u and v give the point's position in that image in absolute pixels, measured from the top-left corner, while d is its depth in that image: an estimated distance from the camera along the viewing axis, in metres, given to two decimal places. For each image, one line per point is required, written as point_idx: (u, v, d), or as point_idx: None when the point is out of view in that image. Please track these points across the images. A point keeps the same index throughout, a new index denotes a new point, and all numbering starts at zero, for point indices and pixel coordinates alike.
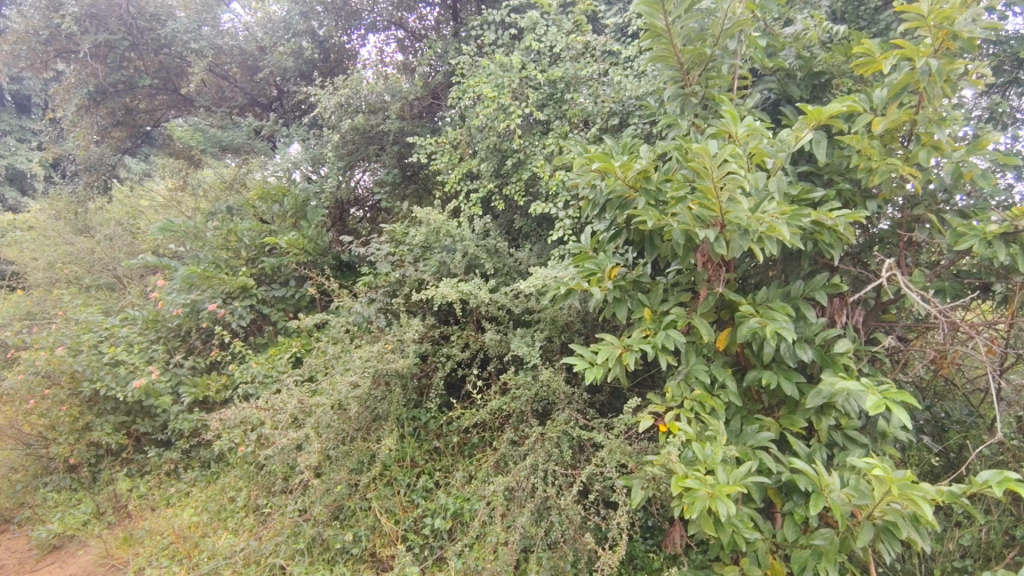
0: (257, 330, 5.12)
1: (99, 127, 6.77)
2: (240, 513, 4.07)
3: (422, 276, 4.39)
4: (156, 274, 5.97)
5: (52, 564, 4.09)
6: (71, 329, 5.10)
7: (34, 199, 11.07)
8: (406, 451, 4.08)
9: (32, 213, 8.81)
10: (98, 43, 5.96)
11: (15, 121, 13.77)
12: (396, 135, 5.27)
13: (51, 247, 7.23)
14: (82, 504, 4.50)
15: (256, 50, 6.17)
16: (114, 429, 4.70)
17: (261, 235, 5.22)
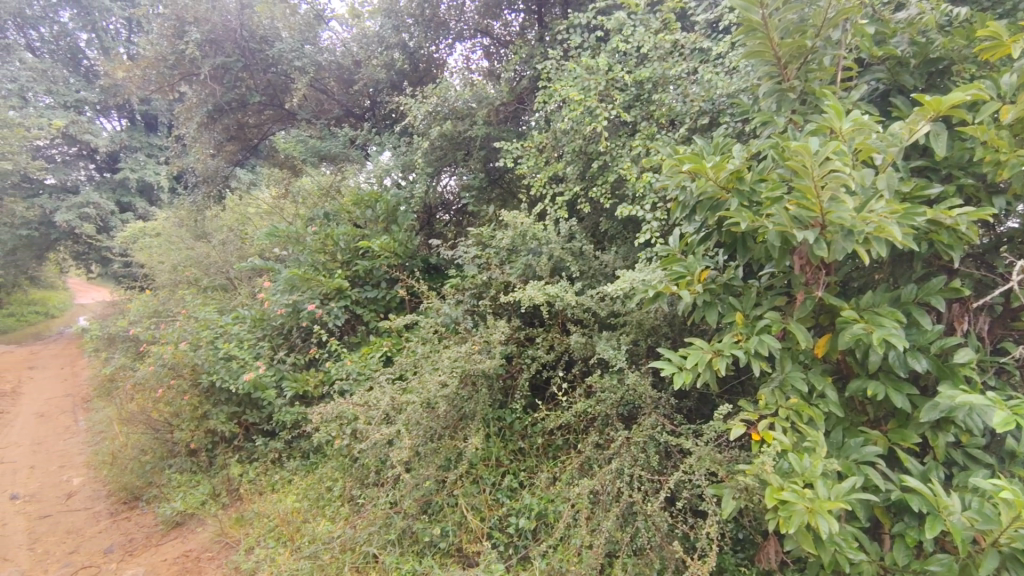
0: (351, 329, 5.40)
1: (216, 142, 7.29)
2: (337, 502, 4.32)
3: (508, 278, 4.45)
4: (263, 276, 6.44)
5: (175, 539, 4.51)
6: (192, 327, 5.62)
7: (160, 209, 12.31)
8: (492, 451, 4.16)
9: (158, 221, 9.79)
10: (216, 66, 6.52)
11: (145, 138, 15.30)
12: (483, 140, 5.36)
13: (174, 252, 8.00)
14: (200, 485, 4.93)
15: (352, 64, 6.53)
16: (227, 418, 5.10)
17: (356, 240, 5.52)
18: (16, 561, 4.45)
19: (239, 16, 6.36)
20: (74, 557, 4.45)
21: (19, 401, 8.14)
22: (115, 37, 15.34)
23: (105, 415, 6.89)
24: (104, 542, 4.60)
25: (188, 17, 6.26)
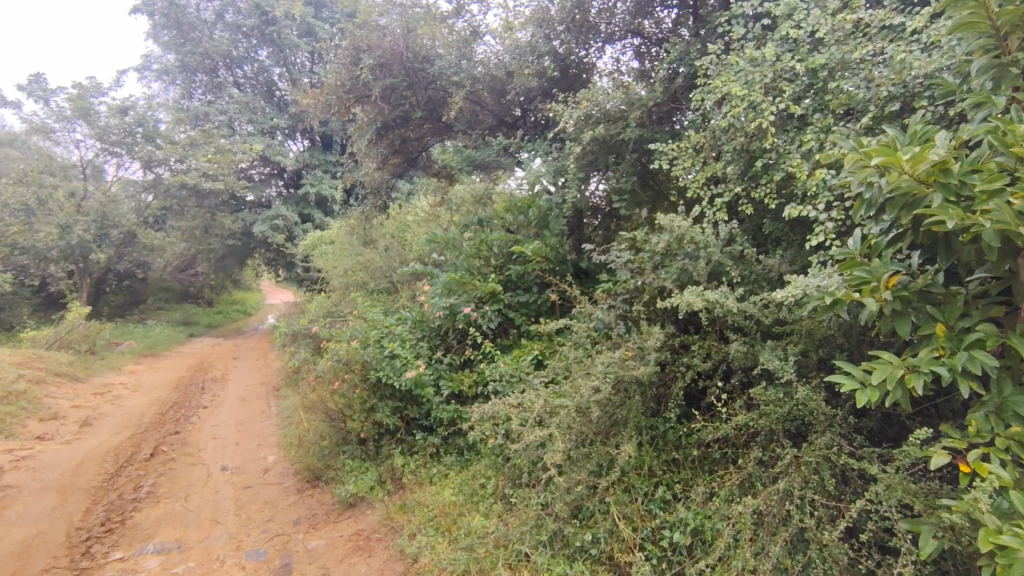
0: (503, 332, 5.62)
1: (382, 156, 7.80)
2: (490, 499, 4.49)
3: (663, 284, 4.30)
4: (422, 280, 6.89)
5: (349, 518, 4.99)
6: (364, 326, 6.18)
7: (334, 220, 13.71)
8: (644, 460, 4.03)
9: (333, 230, 10.95)
10: (385, 87, 7.10)
11: (323, 156, 17.07)
12: (637, 143, 5.23)
13: (346, 258, 8.89)
14: (369, 471, 5.41)
15: (505, 75, 6.70)
16: (391, 412, 5.51)
17: (509, 244, 5.74)
18: (225, 523, 5.06)
19: (405, 39, 6.90)
20: (269, 525, 5.02)
21: (226, 386, 9.53)
22: (301, 69, 17.38)
23: (293, 403, 7.83)
24: (293, 514, 5.20)
25: (363, 45, 6.93)
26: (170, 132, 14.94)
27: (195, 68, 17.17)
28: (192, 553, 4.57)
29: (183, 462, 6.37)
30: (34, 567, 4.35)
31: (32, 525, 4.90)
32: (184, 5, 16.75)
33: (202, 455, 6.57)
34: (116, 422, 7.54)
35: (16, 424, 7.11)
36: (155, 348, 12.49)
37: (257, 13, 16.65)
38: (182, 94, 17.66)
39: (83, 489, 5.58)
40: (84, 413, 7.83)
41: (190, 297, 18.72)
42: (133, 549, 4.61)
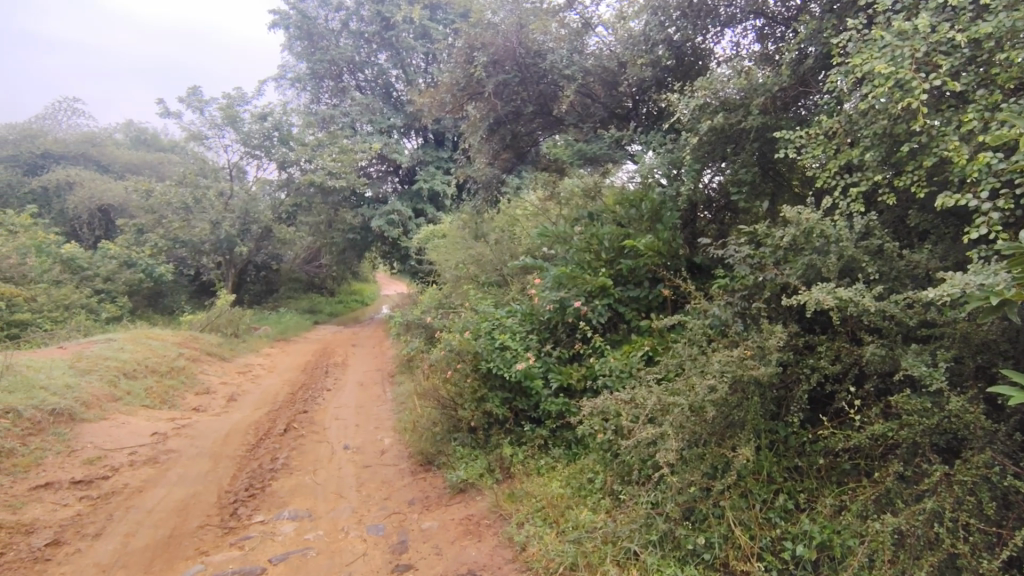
0: (612, 327, 5.58)
1: (494, 151, 7.97)
2: (598, 494, 4.47)
3: (787, 280, 4.04)
4: (532, 274, 6.97)
5: (460, 503, 5.18)
6: (475, 318, 6.37)
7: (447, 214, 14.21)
8: (763, 465, 3.79)
9: (446, 224, 11.37)
10: (498, 83, 7.23)
11: (435, 153, 17.75)
12: (759, 132, 4.95)
13: (459, 251, 9.20)
14: (479, 459, 5.58)
15: (617, 66, 6.64)
16: (501, 403, 5.65)
17: (620, 238, 5.67)
18: (348, 498, 5.45)
19: (518, 35, 6.98)
20: (387, 503, 5.34)
21: (348, 370, 10.24)
22: (416, 70, 18.18)
23: (408, 389, 8.26)
24: (408, 494, 5.49)
25: (477, 44, 7.11)
26: (302, 134, 16.13)
27: (322, 75, 18.48)
28: (320, 522, 4.97)
29: (312, 438, 6.93)
30: (192, 522, 4.93)
31: (191, 486, 5.56)
32: (314, 16, 18.06)
33: (328, 434, 7.11)
34: (256, 398, 8.36)
35: (177, 396, 8.08)
36: (287, 334, 13.66)
37: (378, 19, 17.68)
38: (312, 99, 19.07)
39: (230, 457, 6.24)
40: (230, 389, 8.75)
41: (315, 288, 20.25)
42: (272, 514, 5.10)
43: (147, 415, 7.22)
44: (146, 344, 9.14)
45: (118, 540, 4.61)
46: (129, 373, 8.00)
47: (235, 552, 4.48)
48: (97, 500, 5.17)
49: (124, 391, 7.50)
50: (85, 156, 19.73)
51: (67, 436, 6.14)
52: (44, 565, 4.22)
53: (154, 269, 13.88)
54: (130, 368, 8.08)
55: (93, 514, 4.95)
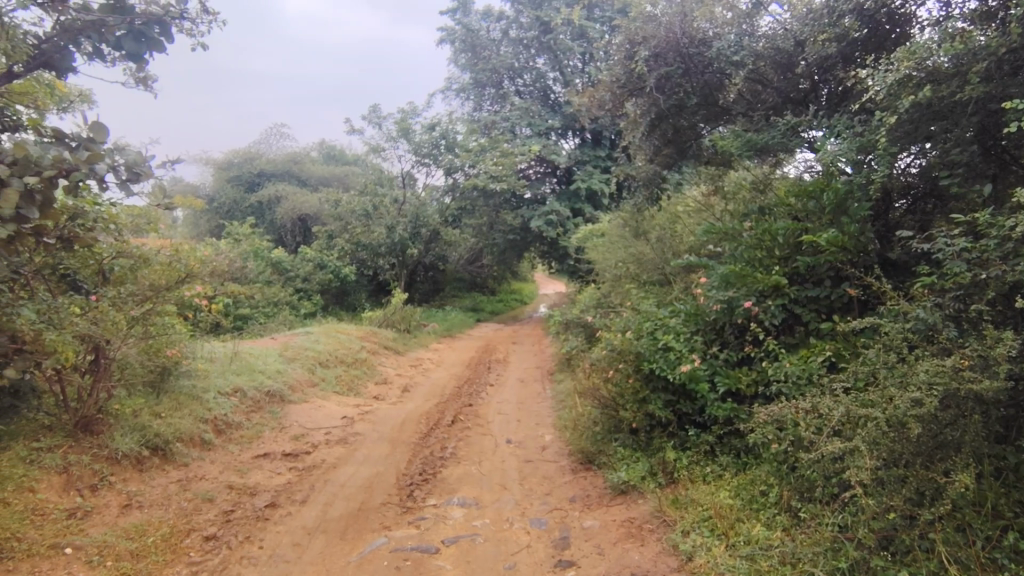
0: (788, 329, 5.16)
1: (654, 148, 7.61)
2: (773, 509, 4.15)
3: (1019, 278, 3.41)
4: (698, 272, 6.67)
5: (621, 504, 5.12)
6: (637, 318, 6.25)
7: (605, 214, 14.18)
8: (985, 496, 3.26)
9: (604, 223, 11.35)
10: (660, 77, 7.00)
11: (594, 152, 18.00)
12: (979, 104, 4.21)
13: (619, 250, 9.13)
14: (641, 461, 5.47)
15: (793, 45, 6.19)
16: (664, 405, 5.49)
17: (797, 234, 5.16)
18: (511, 491, 5.65)
19: (681, 25, 6.72)
20: (548, 498, 5.46)
21: (508, 367, 10.64)
22: (573, 71, 18.38)
23: (567, 388, 8.38)
24: (569, 491, 5.56)
25: (639, 38, 6.97)
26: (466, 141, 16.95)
27: (484, 83, 19.41)
28: (487, 511, 5.22)
29: (477, 431, 7.31)
30: (376, 500, 5.46)
31: (374, 466, 6.16)
32: (478, 29, 19.01)
33: (491, 427, 7.44)
34: (426, 390, 9.04)
35: (361, 385, 9.02)
36: (452, 330, 14.59)
37: (537, 25, 18.17)
38: (474, 108, 20.07)
39: (406, 443, 6.81)
40: (404, 381, 9.56)
41: (476, 287, 21.36)
42: (443, 499, 5.47)
43: (338, 400, 8.15)
44: (336, 337, 10.32)
45: (319, 509, 5.25)
46: (324, 362, 9.09)
47: (413, 530, 4.87)
48: (302, 472, 5.95)
49: (320, 378, 8.55)
50: (288, 172, 22.77)
51: (279, 414, 7.14)
52: (264, 523, 4.96)
53: (341, 270, 15.63)
54: (324, 357, 9.17)
55: (299, 484, 5.71)
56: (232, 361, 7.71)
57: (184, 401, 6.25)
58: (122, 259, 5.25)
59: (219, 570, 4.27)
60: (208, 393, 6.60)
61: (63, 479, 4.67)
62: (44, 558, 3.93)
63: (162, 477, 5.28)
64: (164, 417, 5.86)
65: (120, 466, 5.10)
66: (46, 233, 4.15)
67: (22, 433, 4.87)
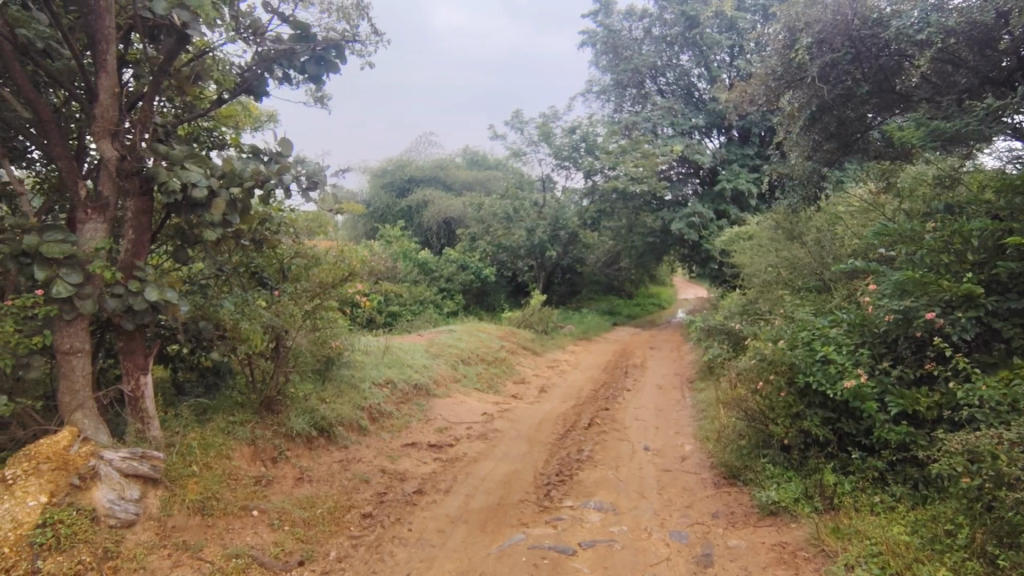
0: (983, 345, 4.49)
1: (815, 144, 7.07)
2: (962, 553, 3.61)
3: None
4: (866, 278, 6.01)
5: (771, 527, 4.73)
6: (791, 327, 5.76)
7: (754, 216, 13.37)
8: None
9: (753, 224, 10.70)
10: (825, 65, 6.45)
11: (741, 151, 17.13)
12: None
13: (770, 253, 8.55)
14: (794, 482, 5.03)
15: (995, 17, 5.30)
16: (822, 423, 5.03)
17: (998, 234, 4.48)
18: (650, 499, 5.51)
19: (852, 5, 6.10)
20: (689, 511, 5.22)
21: (646, 372, 10.36)
22: (720, 66, 17.57)
23: (709, 397, 7.98)
24: (711, 506, 5.27)
25: (800, 24, 6.44)
26: (606, 143, 16.86)
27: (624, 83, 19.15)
28: (624, 518, 5.13)
29: (613, 435, 7.21)
30: (514, 496, 5.60)
31: (512, 463, 6.34)
32: (619, 29, 18.74)
33: (628, 433, 7.30)
34: (562, 391, 9.10)
35: (500, 383, 9.31)
36: (588, 333, 14.56)
37: (683, 20, 17.61)
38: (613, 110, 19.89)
39: (543, 443, 6.91)
40: (541, 381, 9.72)
41: (611, 290, 21.12)
42: (580, 501, 5.47)
43: (479, 397, 8.49)
44: (477, 336, 10.80)
45: (461, 499, 5.50)
46: (466, 359, 9.54)
47: (550, 529, 4.93)
48: (446, 463, 6.28)
49: (462, 374, 8.96)
50: (434, 178, 24.18)
51: (425, 406, 7.61)
52: (413, 507, 5.30)
53: (482, 271, 16.25)
54: (466, 355, 9.61)
55: (444, 474, 6.03)
56: (385, 355, 8.35)
57: (346, 389, 6.89)
58: (299, 259, 5.83)
59: (374, 546, 4.63)
60: (364, 383, 7.21)
61: (252, 449, 5.30)
62: (236, 517, 4.53)
63: (327, 456, 5.88)
64: (329, 402, 6.48)
65: (295, 443, 5.74)
66: (242, 235, 4.87)
67: (220, 407, 5.50)
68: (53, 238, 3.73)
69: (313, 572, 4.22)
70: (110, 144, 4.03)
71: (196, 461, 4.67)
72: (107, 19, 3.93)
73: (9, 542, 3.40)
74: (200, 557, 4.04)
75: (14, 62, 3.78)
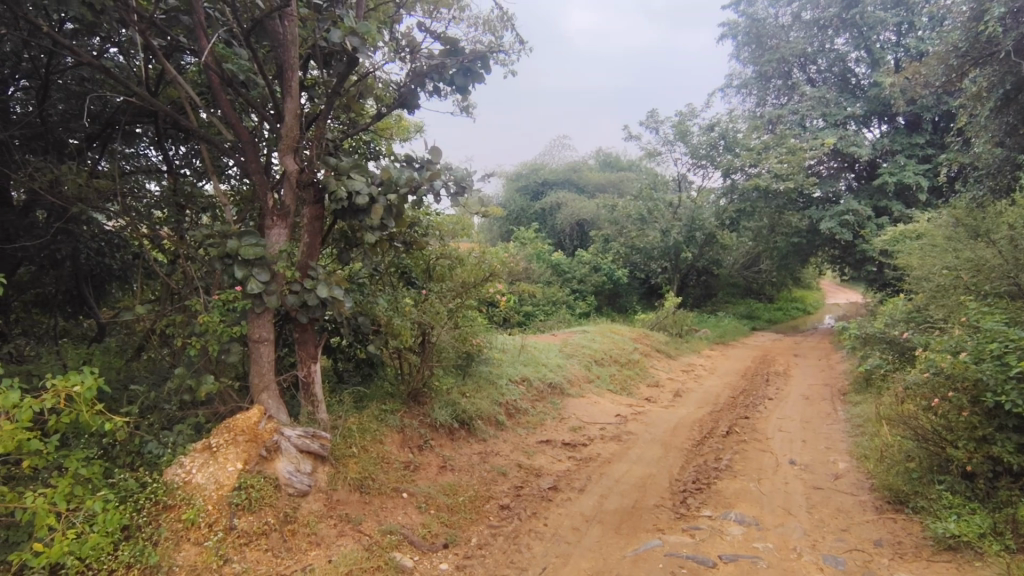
0: None
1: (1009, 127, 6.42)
2: None
3: None
4: None
5: (948, 562, 4.19)
6: (975, 337, 5.09)
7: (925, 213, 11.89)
8: None
9: (925, 221, 9.55)
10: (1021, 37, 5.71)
11: (910, 139, 15.31)
12: None
13: (946, 254, 7.59)
14: (978, 515, 4.41)
15: None
16: (1016, 450, 4.40)
17: None
18: (799, 518, 5.13)
19: None
20: (845, 535, 4.79)
21: (791, 381, 9.63)
22: (886, 46, 15.81)
23: (868, 412, 7.24)
24: (872, 532, 4.79)
25: None
26: (749, 139, 15.94)
27: (772, 73, 17.97)
28: (770, 534, 4.83)
29: (755, 445, 6.81)
30: (650, 501, 5.50)
31: (647, 467, 6.22)
32: (765, 16, 17.79)
33: (772, 445, 6.85)
34: (699, 397, 8.75)
35: (634, 385, 9.18)
36: (726, 338, 13.85)
37: None
38: (758, 102, 18.79)
39: (679, 448, 6.70)
40: (676, 385, 9.43)
41: (752, 293, 19.92)
42: (720, 512, 5.23)
43: (612, 398, 8.45)
44: (610, 337, 10.76)
45: (596, 499, 5.52)
46: (600, 360, 9.54)
47: (688, 538, 4.78)
48: (580, 462, 6.32)
49: (595, 375, 8.98)
50: (567, 180, 24.40)
51: (559, 405, 7.73)
52: (549, 503, 5.41)
53: (614, 273, 16.13)
54: (599, 356, 9.62)
55: (578, 473, 6.08)
56: (521, 353, 8.62)
57: (485, 385, 7.21)
58: (443, 260, 6.21)
59: (512, 536, 4.81)
60: (501, 379, 7.50)
61: (401, 436, 5.72)
62: (389, 497, 4.94)
63: (467, 448, 6.19)
64: (469, 396, 6.82)
65: (439, 433, 6.11)
66: (396, 238, 5.27)
67: (374, 396, 6.02)
68: (249, 242, 4.30)
69: (457, 555, 4.47)
70: (292, 159, 4.57)
71: (356, 443, 5.15)
72: (292, 50, 4.47)
73: (214, 500, 3.98)
74: (360, 530, 4.45)
75: (221, 93, 4.43)
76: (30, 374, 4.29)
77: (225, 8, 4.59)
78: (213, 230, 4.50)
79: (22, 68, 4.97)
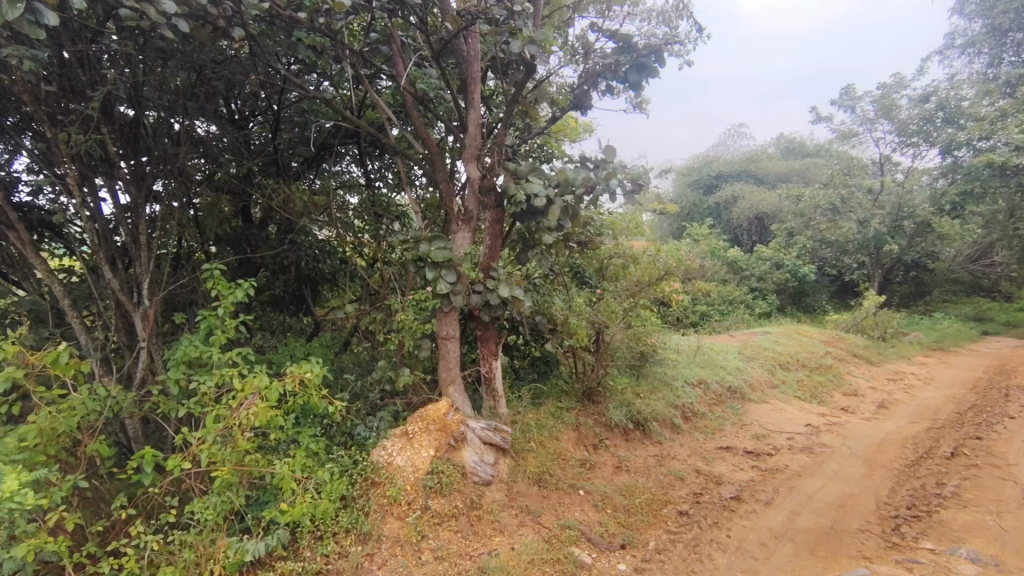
0: None
1: None
2: None
3: None
4: None
5: None
6: None
7: None
8: None
9: None
10: None
11: None
12: None
13: None
14: None
15: None
16: None
17: None
18: None
19: None
20: None
21: None
22: None
23: None
24: None
25: None
26: (977, 108, 13.49)
27: (1007, 27, 15.07)
28: None
29: (991, 472, 5.73)
30: (852, 523, 4.91)
31: (847, 485, 5.58)
32: None
33: (1015, 472, 5.72)
34: (911, 410, 7.63)
35: (827, 393, 8.29)
36: (945, 343, 11.87)
37: None
38: (989, 63, 15.88)
39: (887, 467, 5.90)
40: (881, 395, 8.34)
41: (980, 290, 16.83)
42: (944, 546, 4.48)
43: (802, 406, 7.71)
44: (798, 340, 9.85)
45: (786, 515, 5.07)
46: (785, 364, 8.81)
47: (904, 571, 4.16)
48: (766, 473, 5.86)
49: (780, 380, 8.30)
50: (745, 171, 22.81)
51: (740, 411, 7.27)
52: (732, 514, 5.09)
53: (800, 269, 14.71)
54: (785, 360, 8.87)
55: (764, 484, 5.64)
56: (696, 354, 8.29)
57: (659, 386, 7.04)
58: (617, 259, 6.19)
59: (693, 545, 4.60)
60: (676, 381, 7.29)
61: (576, 434, 5.81)
62: (566, 493, 5.02)
63: (643, 450, 6.07)
64: (644, 397, 6.70)
65: (613, 433, 6.09)
66: (571, 238, 5.36)
67: (551, 393, 6.20)
68: (438, 245, 4.67)
69: (635, 557, 4.38)
70: (475, 166, 4.89)
71: (534, 439, 5.34)
72: (474, 64, 4.79)
73: (412, 481, 4.35)
74: (540, 522, 4.58)
75: (413, 111, 4.87)
76: (270, 362, 5.13)
77: (417, 34, 5.06)
78: (409, 237, 4.97)
79: (259, 107, 5.91)
